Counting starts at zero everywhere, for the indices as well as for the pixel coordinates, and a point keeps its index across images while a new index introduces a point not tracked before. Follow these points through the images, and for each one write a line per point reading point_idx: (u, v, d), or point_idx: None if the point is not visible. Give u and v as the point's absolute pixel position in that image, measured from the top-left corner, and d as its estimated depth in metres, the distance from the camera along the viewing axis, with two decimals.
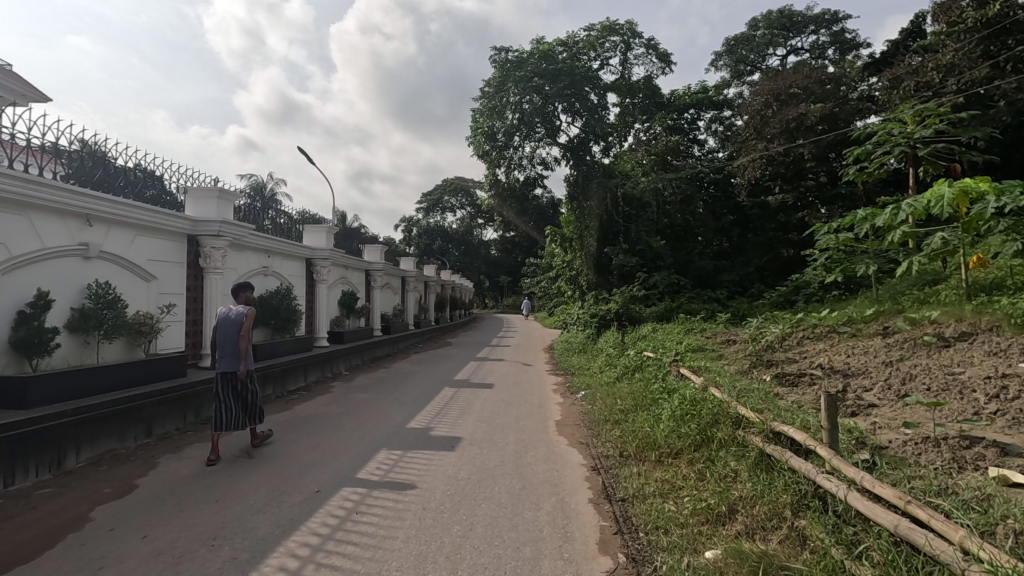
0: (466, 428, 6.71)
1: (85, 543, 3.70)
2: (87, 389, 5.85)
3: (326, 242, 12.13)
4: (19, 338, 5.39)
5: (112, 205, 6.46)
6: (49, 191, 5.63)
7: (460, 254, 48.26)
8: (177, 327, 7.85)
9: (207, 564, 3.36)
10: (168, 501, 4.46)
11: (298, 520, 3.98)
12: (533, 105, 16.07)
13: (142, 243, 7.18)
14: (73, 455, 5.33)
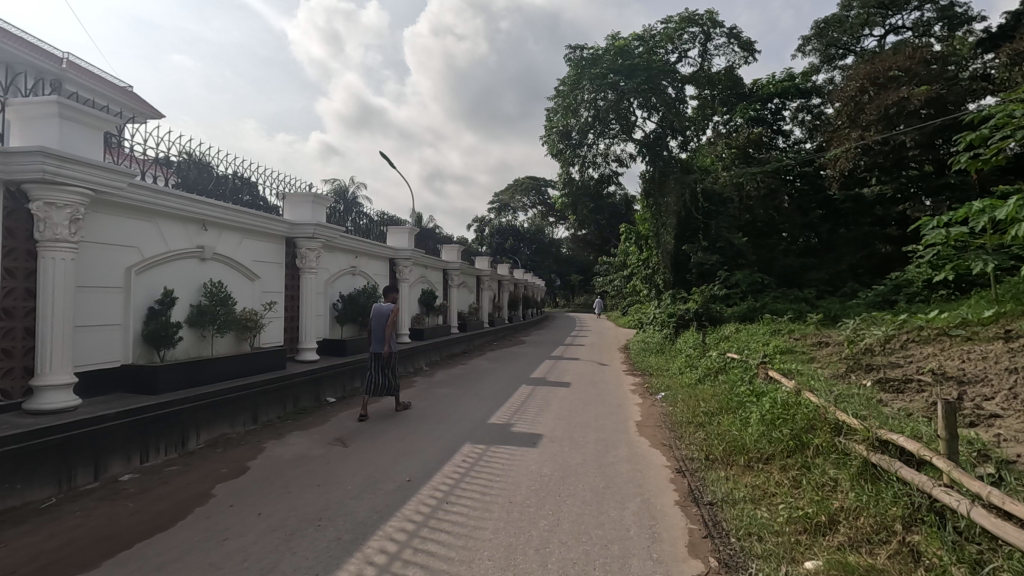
0: (546, 425, 6.78)
1: (209, 517, 4.12)
2: (205, 378, 6.46)
3: (407, 243, 12.63)
4: (151, 332, 6.08)
5: (223, 210, 7.09)
6: (173, 199, 6.29)
7: (532, 253, 48.52)
8: (277, 323, 8.49)
9: (316, 542, 3.64)
10: (277, 482, 4.86)
11: (392, 506, 4.21)
12: (607, 102, 15.89)
13: (248, 245, 7.82)
14: (194, 437, 5.93)
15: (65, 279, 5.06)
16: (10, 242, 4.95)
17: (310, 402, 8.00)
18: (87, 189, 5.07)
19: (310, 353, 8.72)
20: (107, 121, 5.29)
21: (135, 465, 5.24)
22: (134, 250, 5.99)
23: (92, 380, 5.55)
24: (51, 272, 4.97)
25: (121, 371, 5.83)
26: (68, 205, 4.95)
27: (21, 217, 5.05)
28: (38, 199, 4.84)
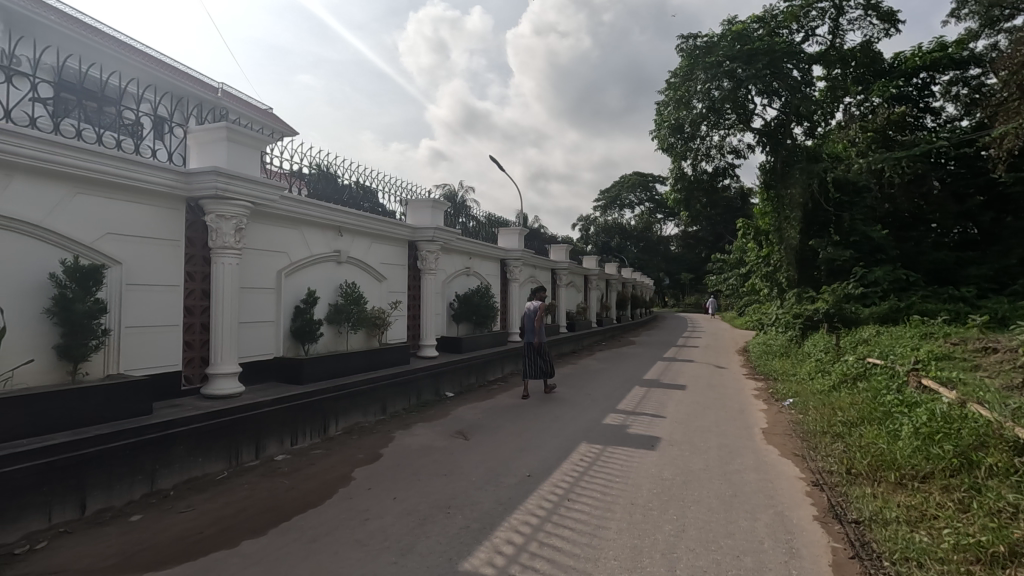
0: (664, 428, 6.61)
1: (352, 498, 4.52)
2: (342, 370, 7.08)
3: (517, 243, 12.90)
4: (297, 328, 6.80)
5: (356, 218, 7.74)
6: (315, 209, 6.98)
7: (638, 251, 47.31)
8: (401, 321, 9.09)
9: (447, 528, 3.86)
10: (407, 470, 5.21)
11: (516, 499, 4.34)
12: (723, 91, 15.04)
13: (376, 249, 8.45)
14: (334, 424, 6.53)
15: (231, 282, 5.81)
16: (191, 249, 5.81)
17: (432, 396, 8.46)
18: (248, 203, 5.79)
19: (430, 350, 9.23)
20: (263, 141, 6.01)
21: (287, 446, 5.89)
22: (284, 255, 6.72)
23: (251, 370, 6.32)
24: (221, 275, 5.75)
25: (274, 362, 6.57)
26: (234, 217, 5.69)
27: (198, 227, 5.89)
28: (212, 212, 5.62)
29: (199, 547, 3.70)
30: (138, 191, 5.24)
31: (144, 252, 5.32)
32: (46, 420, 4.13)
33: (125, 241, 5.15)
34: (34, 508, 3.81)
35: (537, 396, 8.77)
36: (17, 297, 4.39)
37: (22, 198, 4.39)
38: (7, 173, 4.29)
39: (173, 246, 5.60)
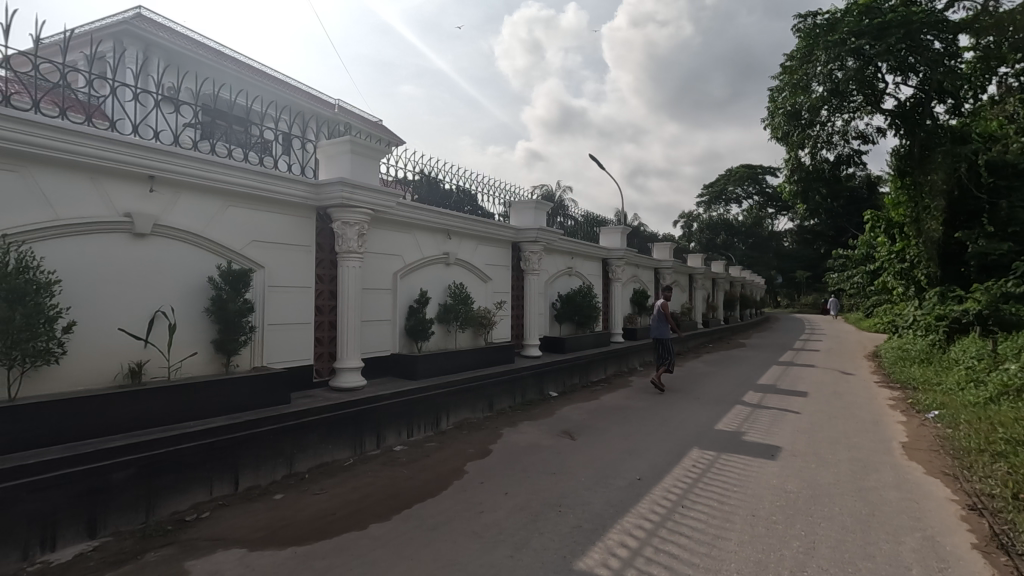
0: (784, 437, 6.18)
1: (466, 490, 4.70)
2: (452, 367, 7.38)
3: (619, 243, 12.69)
4: (411, 326, 7.19)
5: (463, 220, 8.04)
6: (426, 213, 7.34)
7: (747, 247, 44.58)
8: (506, 321, 9.29)
9: (559, 526, 3.88)
10: (516, 466, 5.33)
11: (627, 502, 4.28)
12: (848, 71, 13.73)
13: (482, 250, 8.71)
14: (445, 419, 6.83)
15: (354, 283, 6.28)
16: (320, 254, 6.37)
17: (536, 395, 8.57)
18: (369, 210, 6.22)
19: (534, 349, 9.34)
20: (381, 151, 6.43)
21: (404, 438, 6.26)
22: (399, 258, 7.15)
23: (372, 365, 6.79)
24: (347, 277, 6.24)
25: (391, 358, 7.00)
26: (357, 223, 6.15)
27: (326, 233, 6.44)
28: (339, 219, 6.11)
29: (333, 526, 4.04)
30: (277, 202, 5.84)
31: (282, 257, 5.91)
32: (207, 405, 4.73)
33: (267, 247, 5.76)
34: (199, 481, 4.38)
35: (643, 397, 8.58)
36: (184, 297, 5.07)
37: (187, 212, 5.06)
38: (177, 191, 4.98)
39: (306, 252, 6.17)
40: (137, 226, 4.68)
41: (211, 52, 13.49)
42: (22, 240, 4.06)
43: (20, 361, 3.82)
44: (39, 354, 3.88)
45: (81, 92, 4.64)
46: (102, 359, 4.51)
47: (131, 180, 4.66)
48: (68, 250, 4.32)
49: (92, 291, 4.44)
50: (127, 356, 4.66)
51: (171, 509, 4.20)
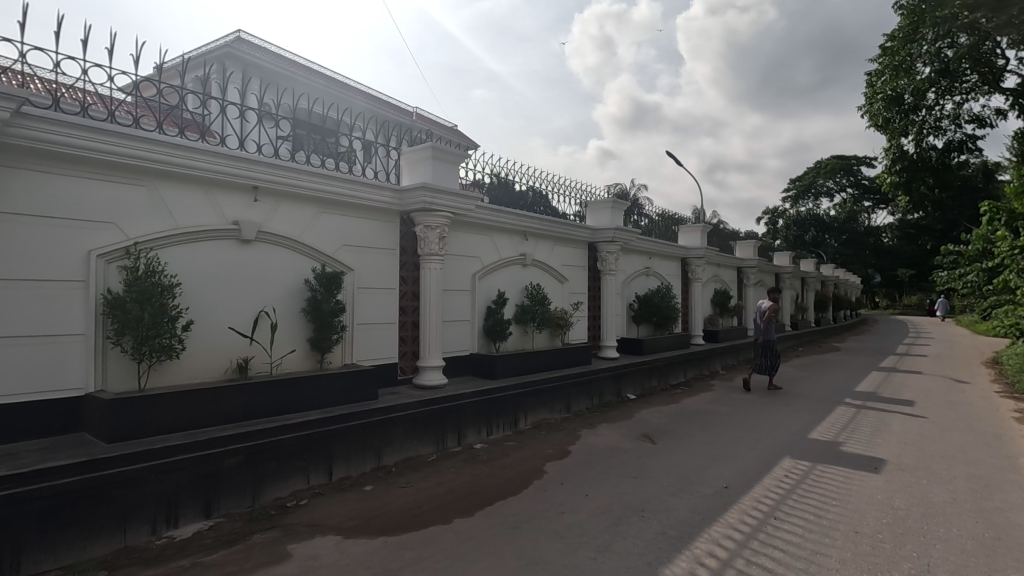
0: (889, 450, 5.70)
1: (546, 490, 4.72)
2: (530, 368, 7.44)
3: (700, 242, 12.26)
4: (489, 326, 7.32)
5: (540, 221, 8.09)
6: (504, 215, 7.45)
7: (840, 244, 41.53)
8: (582, 322, 9.23)
9: (642, 532, 3.81)
10: (596, 468, 5.28)
11: (714, 511, 4.12)
12: (959, 49, 12.49)
13: (559, 251, 8.72)
14: (523, 418, 6.89)
15: (436, 285, 6.49)
16: (404, 256, 6.64)
17: (613, 397, 8.46)
18: (450, 213, 6.40)
19: (611, 351, 9.22)
20: (461, 156, 6.60)
21: (484, 436, 6.39)
22: (478, 259, 7.31)
23: (452, 364, 6.99)
24: (428, 278, 6.46)
25: (470, 358, 7.17)
26: (438, 226, 6.35)
27: (409, 237, 6.70)
28: (421, 223, 6.35)
29: (419, 519, 4.19)
30: (365, 208, 6.14)
31: (370, 260, 6.22)
32: (304, 399, 5.07)
33: (356, 251, 6.07)
34: (298, 470, 4.70)
35: (727, 403, 8.23)
36: (284, 298, 5.46)
37: (287, 220, 5.44)
38: (277, 200, 5.37)
39: (391, 254, 6.45)
40: (243, 233, 5.08)
41: (303, 68, 14.45)
42: (150, 246, 4.54)
43: (149, 355, 4.26)
44: (164, 350, 4.31)
45: (194, 112, 5.08)
46: (215, 355, 4.94)
47: (237, 191, 5.08)
48: (186, 255, 4.78)
49: (206, 293, 4.89)
50: (235, 353, 5.08)
51: (274, 495, 4.53)
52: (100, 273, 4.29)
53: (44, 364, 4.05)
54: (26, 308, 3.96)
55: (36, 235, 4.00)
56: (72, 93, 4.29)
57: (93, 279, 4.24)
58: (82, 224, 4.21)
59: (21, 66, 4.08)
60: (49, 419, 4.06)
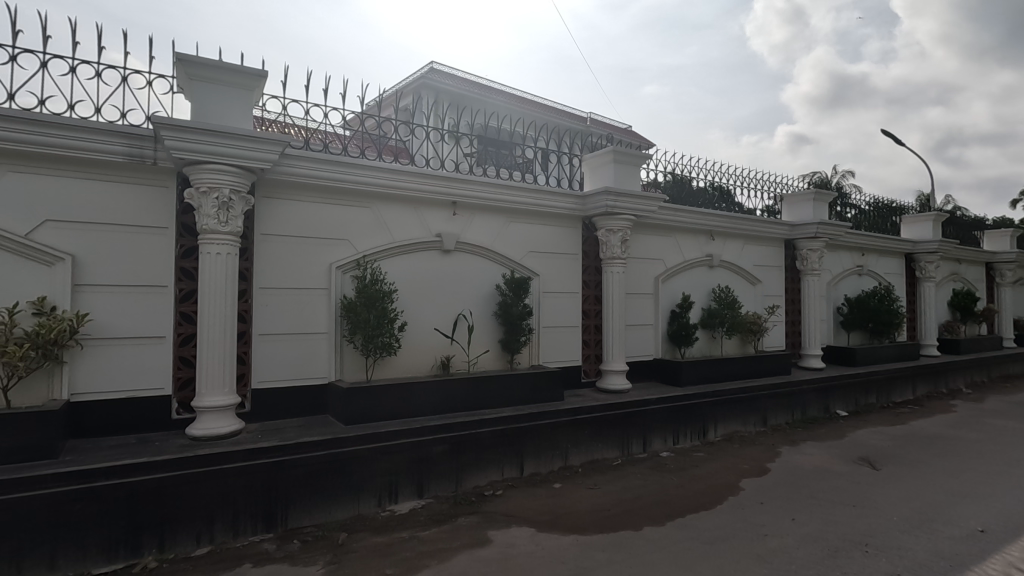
0: None
1: (744, 509, 4.38)
2: (719, 376, 6.98)
3: (931, 234, 10.29)
4: (674, 331, 7.06)
5: (728, 220, 7.57)
6: (688, 215, 7.13)
7: None
8: (779, 328, 8.40)
9: (867, 569, 3.33)
10: (802, 490, 4.75)
11: (966, 558, 3.42)
12: None
13: (750, 251, 8.06)
14: (712, 429, 6.51)
15: (618, 288, 6.48)
16: (586, 261, 6.74)
17: (819, 412, 7.53)
18: (632, 215, 6.33)
19: (815, 360, 8.23)
20: (642, 157, 6.50)
21: (670, 444, 6.18)
22: (661, 261, 7.10)
23: (635, 369, 6.90)
24: (611, 282, 6.48)
25: (654, 363, 7.00)
26: (620, 229, 6.32)
27: (591, 242, 6.79)
28: (603, 227, 6.40)
29: (608, 522, 4.21)
30: (549, 215, 6.38)
31: (554, 265, 6.45)
32: (497, 397, 5.45)
33: (541, 257, 6.35)
34: (493, 462, 5.06)
35: (977, 428, 6.77)
36: (479, 302, 5.94)
37: (480, 230, 5.92)
38: (472, 212, 5.87)
39: (573, 258, 6.60)
40: (445, 244, 5.66)
41: (487, 90, 15.67)
42: (373, 258, 5.30)
43: (373, 351, 4.97)
44: (384, 347, 4.97)
45: (404, 139, 5.80)
46: (423, 353, 5.57)
47: (439, 206, 5.68)
48: (400, 265, 5.48)
49: (416, 298, 5.54)
50: (439, 351, 5.67)
51: (473, 483, 4.94)
52: (338, 281, 5.13)
53: (300, 357, 4.97)
54: (289, 311, 4.91)
55: (295, 252, 4.94)
56: (316, 135, 5.23)
57: (333, 286, 5.09)
58: (325, 242, 5.09)
59: (282, 117, 5.10)
60: (304, 402, 4.98)
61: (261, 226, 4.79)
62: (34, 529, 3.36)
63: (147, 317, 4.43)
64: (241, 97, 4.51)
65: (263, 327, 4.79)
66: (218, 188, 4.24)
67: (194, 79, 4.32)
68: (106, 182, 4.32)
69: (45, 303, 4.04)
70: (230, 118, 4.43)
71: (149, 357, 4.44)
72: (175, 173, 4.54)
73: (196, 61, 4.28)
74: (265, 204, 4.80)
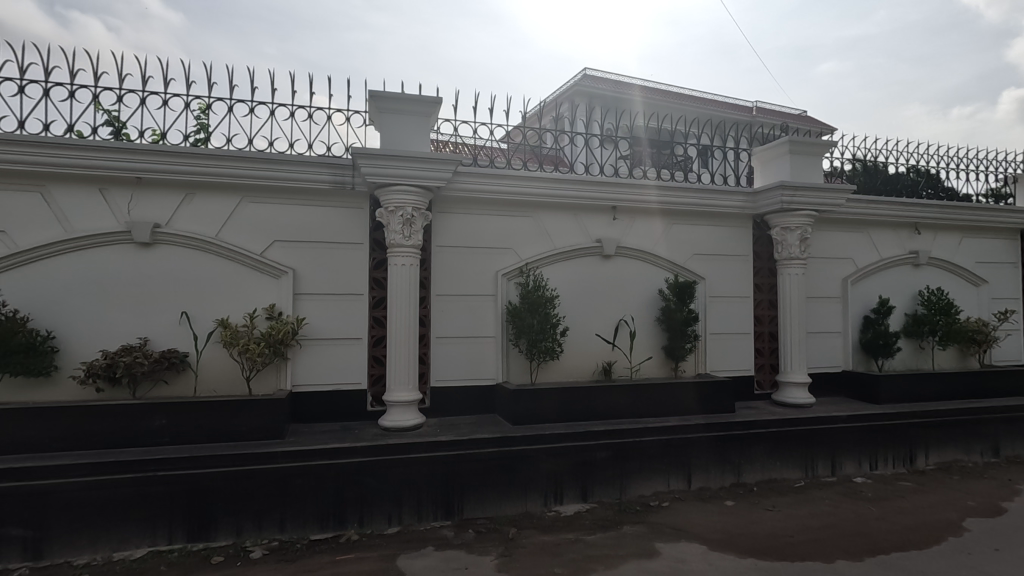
0: None
1: (973, 553, 3.68)
2: (930, 393, 5.96)
3: None
4: (868, 340, 6.19)
5: (939, 210, 6.44)
6: (885, 206, 6.22)
7: None
8: (1014, 338, 6.90)
9: None
10: None
11: None
12: None
13: (970, 245, 6.76)
14: (922, 455, 5.57)
15: (798, 292, 5.89)
16: (758, 262, 6.24)
17: None
18: (814, 211, 5.71)
19: None
20: (824, 145, 5.85)
21: (866, 469, 5.43)
22: (850, 261, 6.30)
23: (820, 381, 6.19)
24: (789, 284, 5.91)
25: (843, 376, 6.22)
26: (799, 227, 5.74)
27: (763, 242, 6.27)
28: (778, 225, 5.87)
29: (793, 550, 3.84)
30: (715, 215, 6.03)
31: (722, 267, 6.08)
32: (662, 405, 5.29)
33: (707, 260, 6.03)
34: (659, 473, 4.91)
35: None
36: (641, 308, 5.83)
37: (640, 234, 5.82)
38: (632, 216, 5.80)
39: (744, 260, 6.15)
40: (605, 249, 5.66)
41: (641, 91, 15.33)
42: (536, 266, 5.50)
43: (537, 355, 5.15)
44: (548, 351, 5.13)
45: (563, 148, 5.93)
46: (585, 358, 5.63)
47: (600, 212, 5.71)
48: (562, 271, 5.61)
49: (578, 304, 5.63)
50: (601, 357, 5.67)
51: (638, 492, 4.84)
52: (504, 288, 5.42)
53: (471, 359, 5.34)
54: (462, 316, 5.31)
55: (466, 261, 5.34)
56: (483, 151, 5.60)
57: (499, 293, 5.39)
58: (493, 251, 5.42)
59: (454, 138, 5.55)
60: (475, 401, 5.34)
61: (437, 239, 5.26)
62: (270, 496, 4.08)
63: (347, 322, 5.13)
64: (421, 123, 5.01)
65: (440, 331, 5.25)
66: (403, 207, 4.76)
67: (384, 112, 4.91)
68: (317, 207, 5.11)
69: (275, 310, 4.92)
70: (412, 144, 4.96)
71: (350, 356, 5.13)
72: (368, 196, 5.21)
73: (385, 96, 4.86)
74: (440, 219, 5.27)
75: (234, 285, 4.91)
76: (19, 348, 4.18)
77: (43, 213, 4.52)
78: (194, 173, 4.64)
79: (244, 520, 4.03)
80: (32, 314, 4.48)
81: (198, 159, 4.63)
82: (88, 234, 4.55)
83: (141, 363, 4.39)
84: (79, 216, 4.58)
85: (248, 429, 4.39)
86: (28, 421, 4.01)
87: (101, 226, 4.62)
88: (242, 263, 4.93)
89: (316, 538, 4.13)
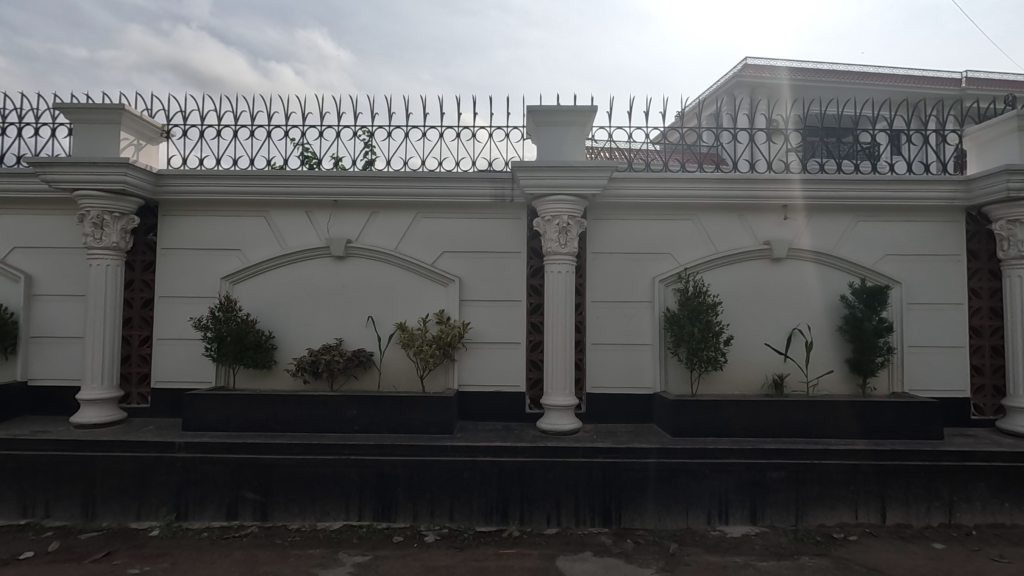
0: None
1: None
2: None
3: None
4: None
5: None
6: None
7: None
8: None
9: None
10: None
11: None
12: None
13: None
14: None
15: None
16: (974, 263, 5.26)
17: None
18: None
19: None
20: None
21: None
22: None
23: None
24: (1018, 289, 4.89)
25: None
26: None
27: (982, 238, 5.27)
28: (1002, 218, 4.88)
29: None
30: (914, 209, 5.21)
31: (925, 269, 5.23)
32: (846, 426, 4.70)
33: (903, 261, 5.24)
34: (845, 502, 4.36)
35: None
36: (818, 316, 5.25)
37: (817, 234, 5.26)
38: (806, 215, 5.27)
39: (954, 261, 5.22)
40: (774, 252, 5.22)
41: (807, 74, 13.84)
42: (695, 271, 5.26)
43: (699, 364, 4.91)
44: (709, 361, 4.86)
45: (725, 145, 5.59)
46: (752, 369, 5.23)
47: (768, 212, 5.28)
48: (725, 277, 5.29)
49: (743, 311, 5.25)
50: (771, 369, 5.22)
51: (819, 521, 4.35)
52: (661, 295, 5.27)
53: (628, 367, 5.27)
54: (618, 323, 5.28)
55: (623, 268, 5.30)
56: (639, 155, 5.51)
57: (656, 299, 5.25)
58: (650, 257, 5.31)
59: (609, 144, 5.56)
60: (633, 410, 5.25)
61: (593, 246, 5.31)
62: (441, 486, 4.45)
63: (507, 327, 5.40)
64: (577, 132, 5.11)
65: (596, 338, 5.28)
66: (558, 215, 4.89)
67: (542, 124, 5.11)
68: (480, 219, 5.46)
69: (444, 315, 5.35)
70: (568, 153, 5.08)
71: (510, 361, 5.38)
72: (526, 207, 5.44)
73: (543, 109, 5.04)
74: (595, 226, 5.32)
75: (410, 293, 5.46)
76: (251, 345, 5.11)
77: (267, 234, 5.49)
78: (378, 194, 5.27)
79: (420, 506, 4.44)
80: (259, 318, 5.45)
81: (380, 181, 5.24)
82: (298, 250, 5.42)
83: (338, 361, 5.08)
84: (292, 235, 5.47)
85: (422, 424, 4.84)
86: (257, 405, 4.87)
87: (307, 242, 5.46)
88: (417, 273, 5.47)
89: (481, 529, 4.39)
